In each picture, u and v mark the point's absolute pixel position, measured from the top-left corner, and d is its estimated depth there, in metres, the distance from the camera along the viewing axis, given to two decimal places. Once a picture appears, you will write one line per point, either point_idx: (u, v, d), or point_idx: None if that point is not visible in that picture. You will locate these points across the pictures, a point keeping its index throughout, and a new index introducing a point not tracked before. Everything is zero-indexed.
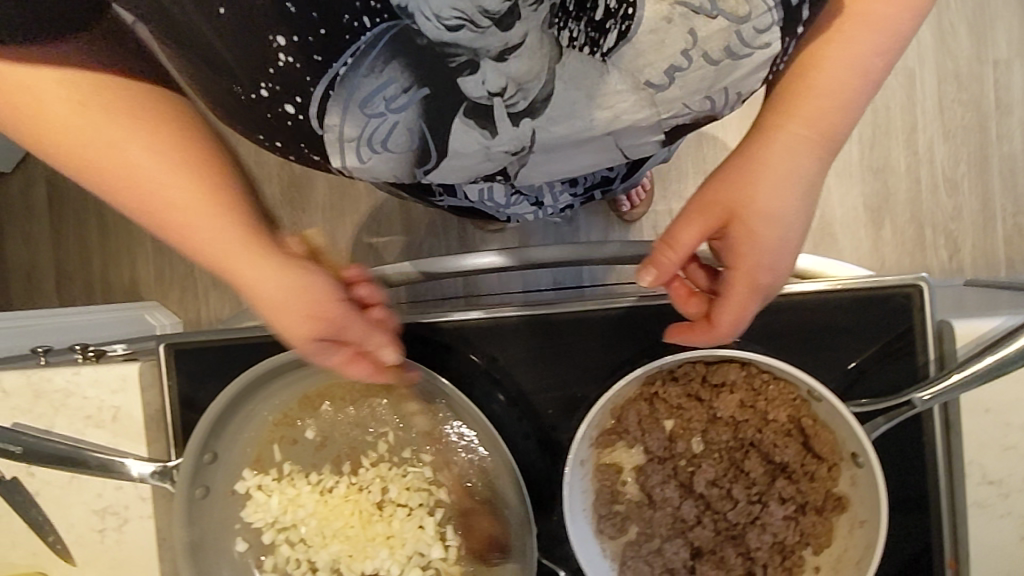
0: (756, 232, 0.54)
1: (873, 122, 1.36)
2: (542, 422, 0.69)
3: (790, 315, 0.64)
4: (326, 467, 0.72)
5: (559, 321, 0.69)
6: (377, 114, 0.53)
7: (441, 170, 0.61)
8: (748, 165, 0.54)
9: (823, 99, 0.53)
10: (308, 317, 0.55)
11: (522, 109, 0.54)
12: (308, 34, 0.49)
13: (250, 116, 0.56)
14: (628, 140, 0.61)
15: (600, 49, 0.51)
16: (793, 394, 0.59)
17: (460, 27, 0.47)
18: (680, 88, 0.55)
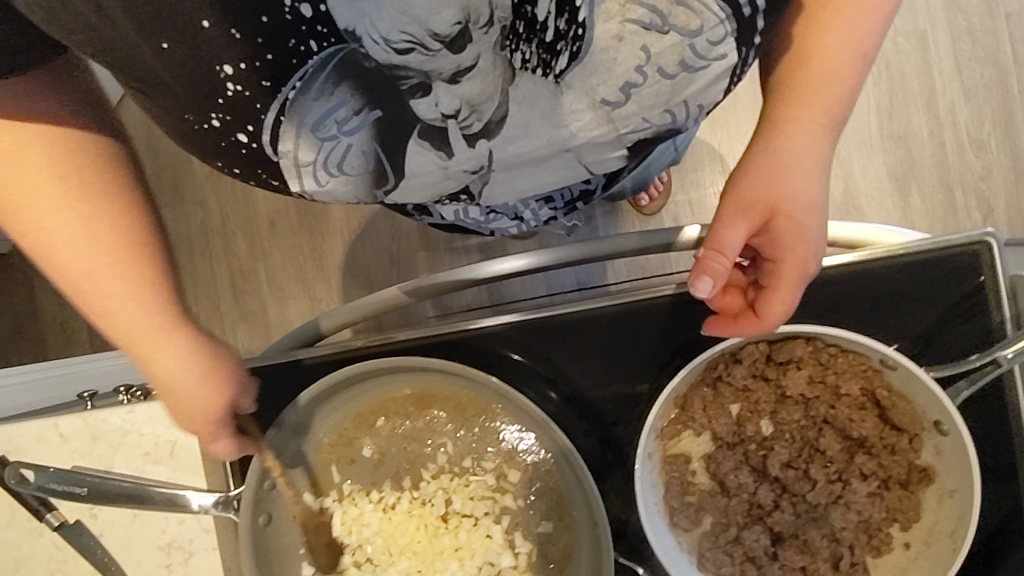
0: (798, 223, 0.55)
1: (889, 90, 1.34)
2: (605, 420, 0.67)
3: (847, 282, 0.62)
4: (387, 485, 0.71)
5: (612, 313, 0.66)
6: (330, 137, 0.54)
7: (401, 191, 0.62)
8: (772, 159, 0.55)
9: (830, 83, 0.54)
10: (207, 391, 0.58)
11: (477, 131, 0.55)
12: (261, 60, 0.50)
13: (205, 143, 0.57)
14: (590, 155, 0.60)
15: (553, 70, 0.51)
16: (863, 365, 0.58)
17: (409, 49, 0.47)
18: (635, 104, 0.54)
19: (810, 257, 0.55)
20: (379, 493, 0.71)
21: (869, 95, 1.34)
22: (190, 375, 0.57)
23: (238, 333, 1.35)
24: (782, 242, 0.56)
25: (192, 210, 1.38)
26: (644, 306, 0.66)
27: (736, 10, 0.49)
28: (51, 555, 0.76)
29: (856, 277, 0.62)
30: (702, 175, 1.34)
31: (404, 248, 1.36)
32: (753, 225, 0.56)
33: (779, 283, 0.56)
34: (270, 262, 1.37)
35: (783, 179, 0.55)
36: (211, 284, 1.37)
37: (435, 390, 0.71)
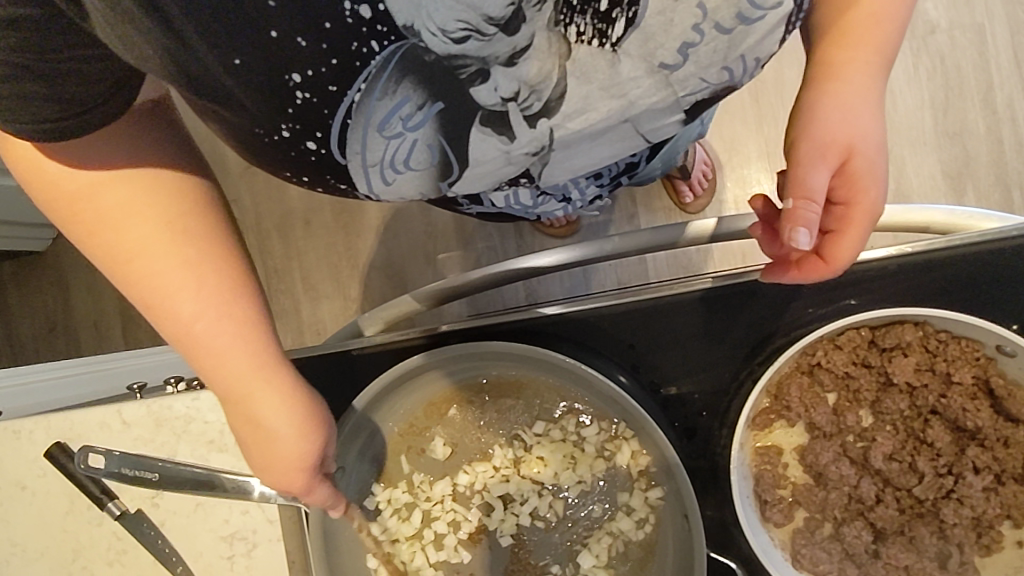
0: (870, 163, 0.52)
1: (943, 86, 1.30)
2: (690, 412, 0.65)
3: (951, 269, 0.59)
4: (459, 475, 0.69)
5: (698, 298, 0.64)
6: (395, 135, 0.49)
7: (464, 180, 0.58)
8: (837, 101, 0.52)
9: (880, 22, 0.52)
10: (297, 469, 0.52)
11: (538, 111, 0.49)
12: (322, 65, 0.42)
13: (272, 154, 0.52)
14: (648, 123, 0.56)
15: (610, 40, 0.45)
16: (976, 352, 0.56)
17: (466, 38, 0.41)
18: (693, 64, 0.50)
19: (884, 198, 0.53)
20: (453, 482, 0.69)
21: (923, 90, 1.30)
22: (291, 423, 0.51)
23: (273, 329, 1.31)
24: (859, 186, 0.52)
25: None
26: (729, 293, 0.63)
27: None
28: (111, 544, 0.74)
29: (961, 263, 0.59)
30: (751, 173, 1.28)
31: (442, 245, 1.34)
32: (833, 167, 0.52)
33: (851, 227, 0.53)
34: (306, 260, 1.36)
35: (851, 120, 0.52)
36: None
37: (512, 378, 0.69)
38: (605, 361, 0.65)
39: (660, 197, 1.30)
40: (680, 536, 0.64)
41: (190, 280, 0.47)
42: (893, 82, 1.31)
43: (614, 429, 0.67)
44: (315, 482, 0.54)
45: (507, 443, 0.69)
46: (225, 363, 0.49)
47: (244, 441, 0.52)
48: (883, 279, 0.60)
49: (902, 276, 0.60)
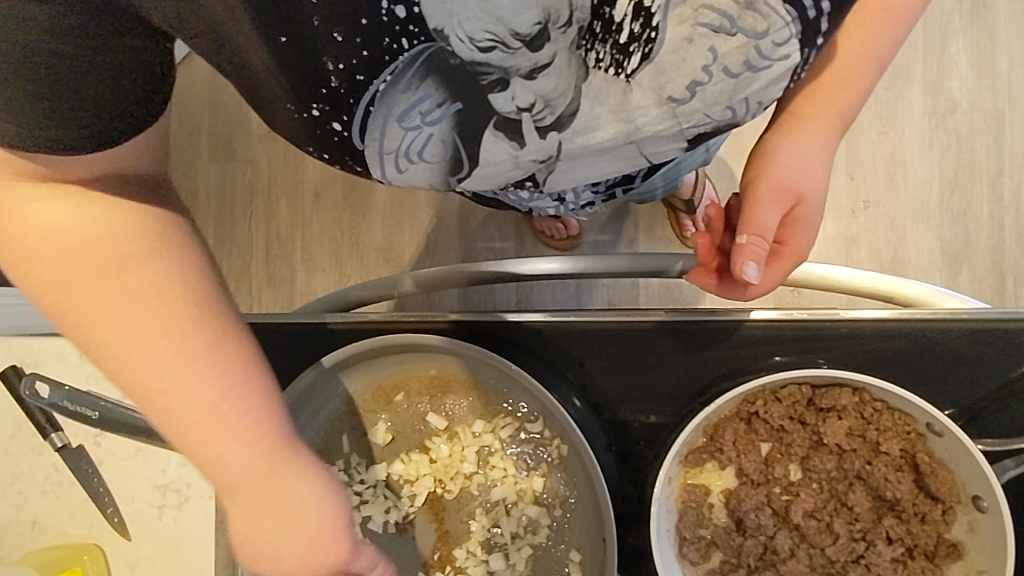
0: (810, 214, 0.63)
1: (955, 164, 1.31)
2: (630, 438, 0.65)
3: (909, 341, 0.60)
4: (395, 463, 0.70)
5: (653, 331, 0.65)
6: (414, 127, 0.52)
7: (475, 179, 0.59)
8: (796, 152, 0.61)
9: (847, 89, 0.60)
10: (317, 557, 0.47)
11: (550, 123, 0.51)
12: (353, 57, 0.46)
13: (300, 130, 0.55)
14: (652, 147, 0.56)
15: (624, 70, 0.48)
16: (907, 426, 0.56)
17: (491, 48, 0.44)
18: (699, 102, 0.52)
19: (811, 244, 0.63)
20: (388, 469, 0.70)
21: (934, 166, 1.31)
22: (313, 494, 0.46)
23: (263, 294, 1.38)
24: (797, 231, 0.63)
25: (240, 165, 1.40)
26: (686, 327, 0.64)
27: (801, 14, 0.48)
28: (48, 475, 0.75)
29: (919, 337, 0.60)
30: None
31: (440, 237, 1.35)
32: (784, 211, 0.61)
33: (780, 263, 0.63)
34: (307, 232, 1.38)
35: (805, 173, 0.61)
36: (246, 239, 1.39)
37: (458, 378, 0.70)
38: (559, 378, 0.66)
39: (662, 225, 1.30)
40: (595, 560, 0.65)
41: (150, 330, 0.41)
42: (906, 153, 1.32)
43: (553, 444, 0.67)
44: None
45: (447, 438, 0.70)
46: (219, 440, 0.43)
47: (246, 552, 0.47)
48: (836, 339, 0.60)
49: (857, 340, 0.61)
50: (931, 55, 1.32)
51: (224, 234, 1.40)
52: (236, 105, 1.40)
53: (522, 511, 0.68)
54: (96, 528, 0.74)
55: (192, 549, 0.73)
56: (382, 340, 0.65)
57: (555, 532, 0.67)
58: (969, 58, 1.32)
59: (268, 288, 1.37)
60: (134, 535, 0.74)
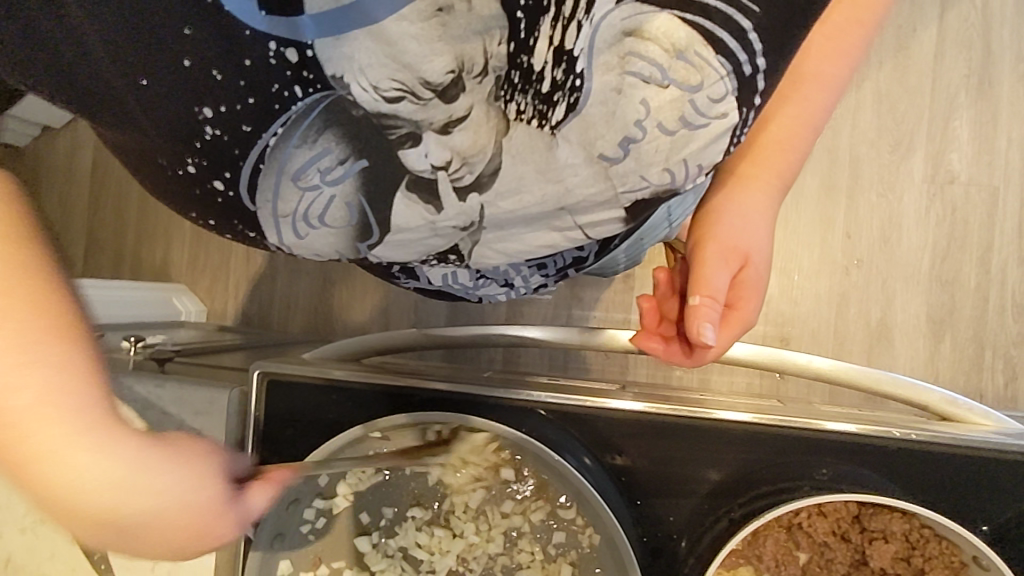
0: (756, 277, 0.65)
1: (948, 234, 1.30)
2: (662, 532, 0.64)
3: (937, 461, 0.60)
4: (424, 538, 0.68)
5: (679, 427, 0.64)
6: (312, 186, 0.51)
7: (386, 245, 0.57)
8: (739, 213, 0.64)
9: (783, 149, 0.64)
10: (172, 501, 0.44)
11: (468, 183, 0.50)
12: (237, 103, 0.47)
13: (185, 192, 0.56)
14: (586, 216, 0.53)
15: (549, 121, 0.46)
16: (951, 555, 0.58)
17: (399, 98, 0.45)
18: (634, 161, 0.48)
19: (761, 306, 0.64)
20: (418, 544, 0.68)
21: (929, 233, 1.31)
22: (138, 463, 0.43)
23: (241, 292, 1.34)
24: (747, 294, 0.64)
25: None
26: (691, 424, 0.64)
27: (736, 67, 0.45)
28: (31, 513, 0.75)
29: (933, 451, 0.60)
30: None
31: None
32: (732, 270, 0.63)
33: (731, 326, 0.63)
34: None
35: (750, 233, 0.65)
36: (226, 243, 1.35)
37: (496, 463, 0.67)
38: (573, 441, 0.65)
39: None
40: None
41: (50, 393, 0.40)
42: (903, 219, 1.31)
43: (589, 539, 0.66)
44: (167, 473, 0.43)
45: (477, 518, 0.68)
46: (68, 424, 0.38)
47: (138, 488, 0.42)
48: (864, 450, 0.60)
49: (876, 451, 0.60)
50: (935, 124, 1.31)
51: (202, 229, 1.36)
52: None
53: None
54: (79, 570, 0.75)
55: None
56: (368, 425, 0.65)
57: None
58: (971, 133, 1.30)
59: (247, 288, 1.34)
60: None
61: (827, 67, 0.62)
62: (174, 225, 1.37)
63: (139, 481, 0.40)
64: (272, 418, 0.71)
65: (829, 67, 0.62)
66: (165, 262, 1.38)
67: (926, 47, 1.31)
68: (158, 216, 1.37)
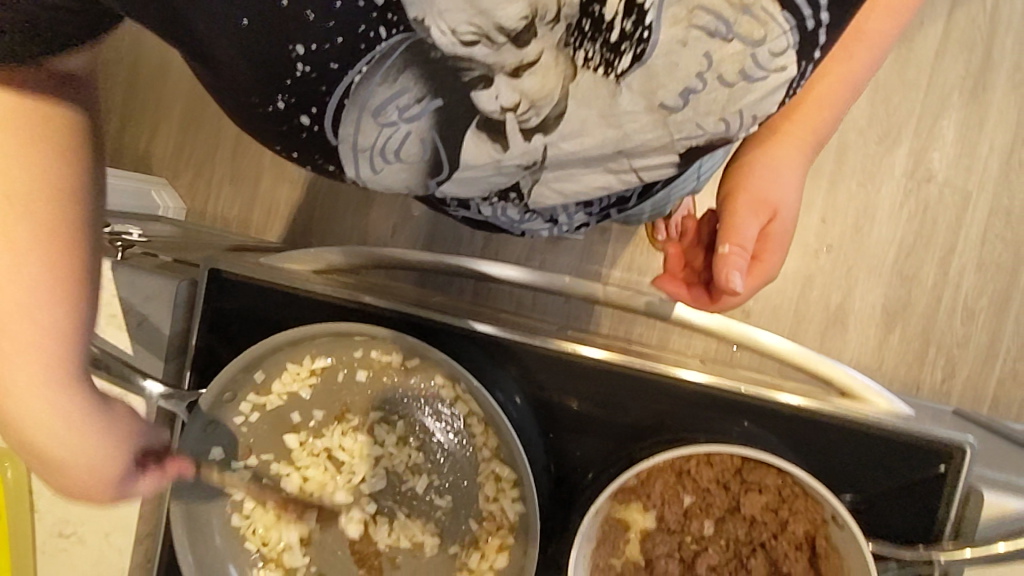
0: (782, 230, 0.70)
1: (917, 229, 1.30)
2: (565, 463, 0.69)
3: (823, 429, 0.65)
4: (343, 439, 0.72)
5: (598, 368, 0.69)
6: (389, 123, 0.54)
7: (453, 183, 0.60)
8: (771, 167, 0.68)
9: (821, 109, 0.66)
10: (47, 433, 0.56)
11: (534, 126, 0.52)
12: (328, 40, 0.49)
13: (271, 129, 0.58)
14: (642, 162, 0.55)
15: (614, 71, 0.47)
16: (816, 512, 0.61)
17: (475, 42, 0.46)
18: (691, 110, 0.49)
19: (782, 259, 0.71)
20: (338, 445, 0.72)
21: (897, 228, 1.30)
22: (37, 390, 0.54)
23: (223, 193, 1.35)
24: (772, 246, 0.70)
25: None
26: (618, 371, 0.68)
27: (800, 23, 0.46)
28: None
29: (822, 422, 0.65)
30: None
31: None
32: (761, 222, 0.69)
33: (754, 273, 0.70)
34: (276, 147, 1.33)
35: (779, 188, 0.69)
36: (213, 147, 1.36)
37: (415, 369, 0.71)
38: (506, 377, 0.70)
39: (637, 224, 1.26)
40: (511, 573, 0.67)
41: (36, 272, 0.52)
42: (876, 211, 1.31)
43: (500, 472, 0.68)
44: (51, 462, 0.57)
45: (398, 434, 0.71)
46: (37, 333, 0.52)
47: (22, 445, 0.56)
48: (756, 408, 0.66)
49: (772, 416, 0.65)
50: (924, 121, 1.30)
51: (193, 121, 1.37)
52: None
53: (440, 522, 0.70)
54: None
55: None
56: (345, 323, 0.67)
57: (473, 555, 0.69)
58: (956, 135, 1.29)
59: (229, 190, 1.35)
60: None
61: (873, 27, 0.62)
62: (166, 115, 1.38)
63: (37, 406, 0.54)
64: (220, 312, 0.75)
65: (877, 27, 0.62)
66: (148, 155, 1.39)
67: (929, 42, 1.30)
68: (153, 105, 1.38)
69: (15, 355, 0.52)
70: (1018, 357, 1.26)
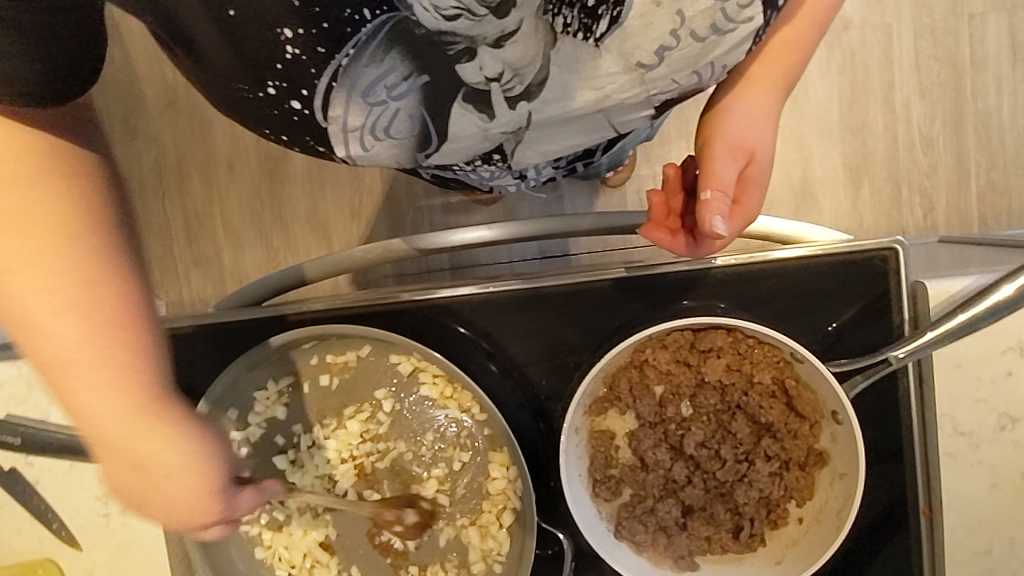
0: (760, 172, 0.61)
1: (851, 82, 1.21)
2: (536, 394, 0.70)
3: (765, 280, 0.66)
4: (327, 443, 0.73)
5: (544, 298, 0.69)
6: (379, 103, 0.48)
7: (441, 153, 0.55)
8: (747, 110, 0.60)
9: (791, 46, 0.60)
10: (190, 504, 0.48)
11: (518, 94, 0.48)
12: (313, 26, 0.43)
13: (254, 112, 0.52)
14: (618, 115, 0.55)
15: (594, 36, 0.45)
16: (776, 355, 0.63)
17: (456, 17, 0.42)
18: (666, 67, 0.50)
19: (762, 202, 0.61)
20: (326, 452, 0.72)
21: (833, 85, 1.21)
22: (178, 453, 0.46)
23: None
24: (751, 189, 0.60)
25: (143, 145, 1.16)
26: (563, 294, 0.68)
27: None
28: None
29: (765, 275, 0.66)
30: (665, 149, 1.14)
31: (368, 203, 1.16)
32: (739, 165, 0.60)
33: (735, 217, 0.59)
34: (227, 206, 1.17)
35: (757, 131, 0.61)
36: (163, 225, 1.17)
37: (367, 356, 0.73)
38: (469, 345, 0.70)
39: None
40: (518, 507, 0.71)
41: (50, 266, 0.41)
42: (806, 76, 1.21)
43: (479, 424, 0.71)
44: (224, 509, 0.50)
45: (377, 422, 0.73)
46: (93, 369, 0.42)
47: (123, 487, 0.46)
48: (706, 283, 0.66)
49: (723, 285, 0.66)
50: None
51: None
52: (124, 71, 1.13)
53: (443, 490, 0.72)
54: (43, 544, 0.80)
55: (142, 546, 0.78)
56: (304, 333, 0.67)
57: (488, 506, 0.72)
58: None
59: None
60: (84, 545, 0.78)
61: None
62: None
63: (143, 436, 0.44)
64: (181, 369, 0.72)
65: None
66: None
67: None
68: None
69: (61, 328, 0.41)
70: (988, 168, 1.22)
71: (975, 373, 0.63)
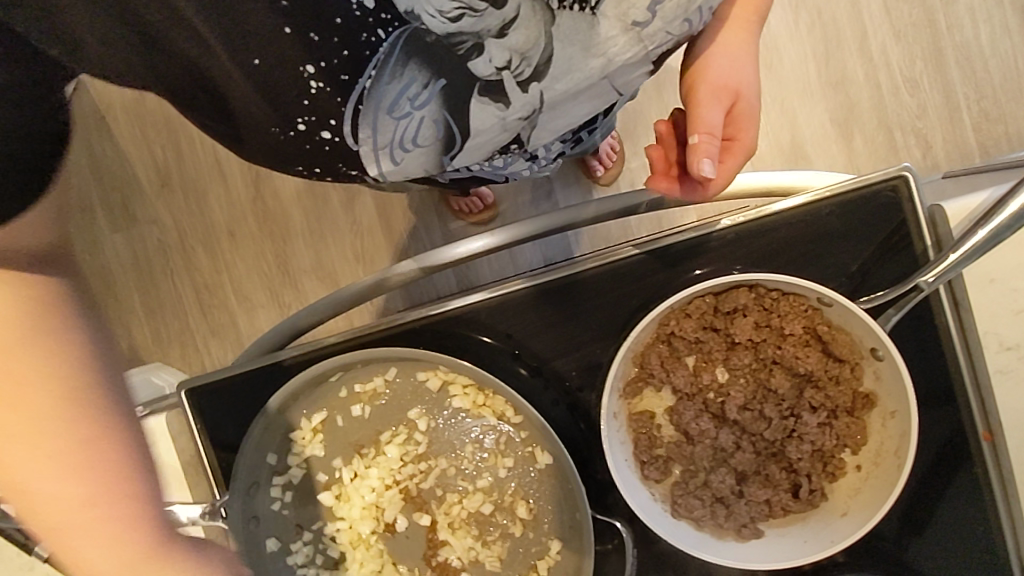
0: (750, 107, 0.61)
1: (824, 37, 1.21)
2: (569, 386, 0.70)
3: (775, 233, 0.65)
4: (370, 471, 0.72)
5: (561, 291, 0.68)
6: (404, 115, 0.50)
7: (466, 153, 0.55)
8: (727, 51, 0.60)
9: None
10: None
11: (529, 77, 0.48)
12: (335, 56, 0.46)
13: (285, 153, 0.55)
14: (622, 79, 0.52)
15: (589, 3, 0.45)
16: (803, 304, 0.62)
17: (460, 16, 0.43)
18: (661, 20, 0.48)
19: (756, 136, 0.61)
20: (370, 481, 0.72)
21: (805, 44, 1.21)
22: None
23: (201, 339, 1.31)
24: (743, 125, 0.60)
25: (146, 229, 1.18)
26: (579, 282, 0.68)
27: None
28: None
29: (775, 227, 0.65)
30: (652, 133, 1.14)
31: (370, 243, 1.17)
32: (725, 106, 0.59)
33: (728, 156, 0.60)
34: (236, 271, 1.18)
35: (740, 70, 0.60)
36: (175, 298, 1.18)
37: (395, 378, 0.72)
38: (494, 351, 0.70)
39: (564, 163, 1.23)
40: (569, 500, 0.70)
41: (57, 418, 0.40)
42: (776, 39, 1.21)
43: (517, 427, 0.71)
44: None
45: (415, 442, 0.72)
46: (80, 511, 0.40)
47: None
48: (718, 245, 0.65)
49: (735, 244, 0.65)
50: None
51: None
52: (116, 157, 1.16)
53: (493, 498, 0.71)
54: None
55: None
56: (331, 363, 0.67)
57: (539, 507, 0.71)
58: None
59: None
60: None
61: None
62: None
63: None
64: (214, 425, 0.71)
65: None
66: None
67: None
68: None
69: (54, 481, 0.40)
70: (978, 98, 1.21)
71: (1010, 285, 0.61)
